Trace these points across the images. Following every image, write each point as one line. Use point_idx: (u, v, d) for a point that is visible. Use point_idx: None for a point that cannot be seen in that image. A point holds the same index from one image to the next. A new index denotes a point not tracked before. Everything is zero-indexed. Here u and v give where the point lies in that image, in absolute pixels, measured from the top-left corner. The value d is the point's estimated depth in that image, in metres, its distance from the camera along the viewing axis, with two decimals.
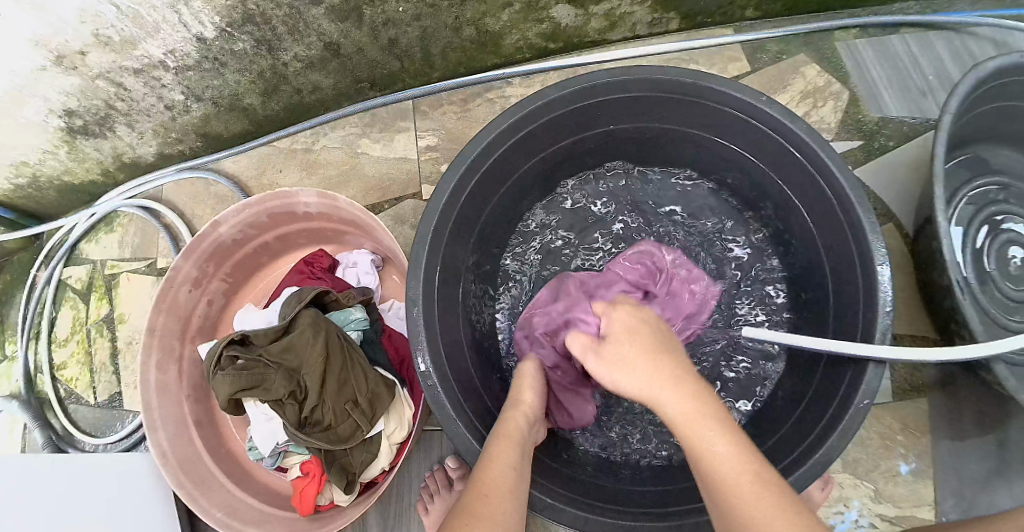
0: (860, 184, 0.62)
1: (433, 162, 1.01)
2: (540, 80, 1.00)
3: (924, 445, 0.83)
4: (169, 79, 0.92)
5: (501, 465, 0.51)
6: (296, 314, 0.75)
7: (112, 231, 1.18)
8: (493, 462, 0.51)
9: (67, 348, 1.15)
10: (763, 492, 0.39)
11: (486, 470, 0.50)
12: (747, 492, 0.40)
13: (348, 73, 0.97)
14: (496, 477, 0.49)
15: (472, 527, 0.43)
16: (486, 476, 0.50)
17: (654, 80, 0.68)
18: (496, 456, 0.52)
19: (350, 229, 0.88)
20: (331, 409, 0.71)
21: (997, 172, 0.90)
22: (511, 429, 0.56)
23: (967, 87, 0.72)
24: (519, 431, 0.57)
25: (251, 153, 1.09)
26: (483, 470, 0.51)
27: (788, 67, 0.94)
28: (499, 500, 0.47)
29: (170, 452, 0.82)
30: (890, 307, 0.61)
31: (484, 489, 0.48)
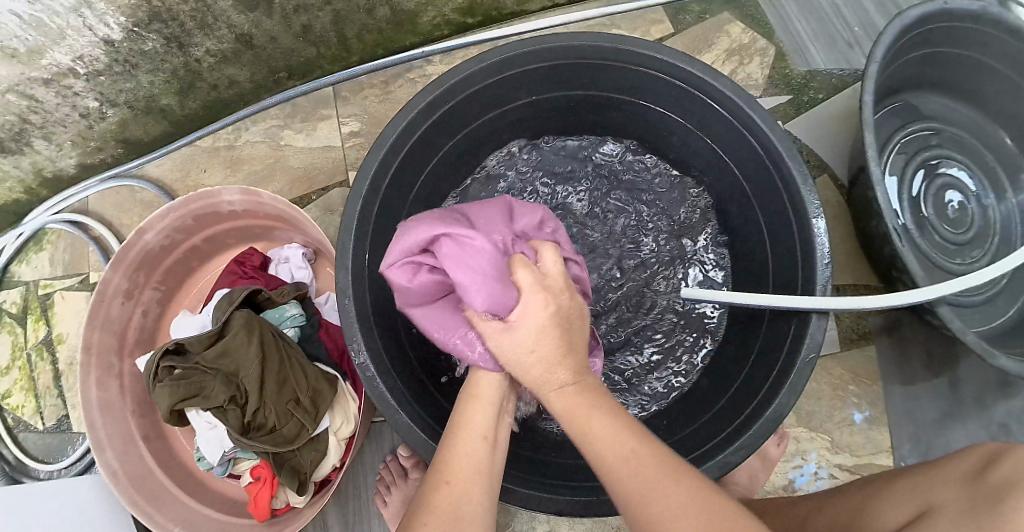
0: (789, 137, 0.63)
1: (359, 149, 0.99)
2: (461, 55, 0.98)
3: (876, 393, 0.86)
4: (82, 86, 0.87)
5: (469, 437, 0.51)
6: (228, 318, 0.73)
7: (42, 249, 1.13)
8: (462, 436, 0.51)
9: (9, 376, 1.09)
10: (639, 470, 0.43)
11: (455, 447, 0.50)
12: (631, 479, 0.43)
13: (264, 64, 0.93)
14: (461, 457, 0.49)
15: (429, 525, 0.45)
16: (454, 454, 0.50)
17: (574, 46, 0.67)
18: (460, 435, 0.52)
19: (279, 223, 0.86)
20: (273, 411, 0.70)
21: (930, 118, 0.92)
22: (479, 389, 0.57)
23: (891, 35, 0.72)
24: (490, 392, 0.56)
25: (173, 155, 1.04)
26: (451, 447, 0.51)
27: (711, 26, 0.93)
28: (466, 484, 0.48)
29: (120, 471, 0.80)
30: (827, 259, 0.62)
31: (446, 475, 0.48)
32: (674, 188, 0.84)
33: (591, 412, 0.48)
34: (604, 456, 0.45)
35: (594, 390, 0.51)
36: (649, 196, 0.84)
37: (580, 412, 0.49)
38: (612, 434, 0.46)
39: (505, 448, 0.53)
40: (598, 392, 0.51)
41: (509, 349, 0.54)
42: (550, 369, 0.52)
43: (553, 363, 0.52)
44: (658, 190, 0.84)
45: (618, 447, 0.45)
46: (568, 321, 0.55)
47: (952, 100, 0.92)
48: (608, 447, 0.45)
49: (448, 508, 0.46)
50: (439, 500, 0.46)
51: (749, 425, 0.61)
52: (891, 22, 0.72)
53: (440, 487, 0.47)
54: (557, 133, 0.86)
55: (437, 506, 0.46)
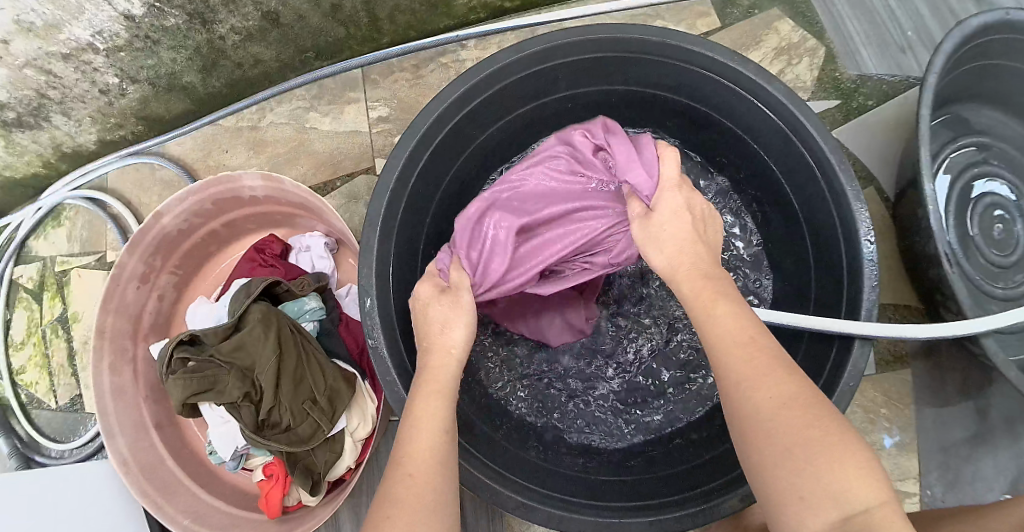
0: (841, 147, 0.58)
1: (386, 135, 0.95)
2: (497, 41, 0.93)
3: (907, 416, 0.80)
4: (101, 62, 0.85)
5: (432, 426, 0.45)
6: (244, 311, 0.70)
7: (61, 225, 1.11)
8: (423, 423, 0.45)
9: (24, 351, 1.09)
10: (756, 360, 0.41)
11: (418, 433, 0.45)
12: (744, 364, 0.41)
13: (291, 43, 0.90)
14: (423, 446, 0.44)
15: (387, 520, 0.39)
16: (417, 440, 0.45)
17: (618, 39, 0.63)
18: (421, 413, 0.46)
19: (299, 211, 0.83)
20: (288, 409, 0.67)
21: (979, 133, 0.84)
22: (439, 375, 0.50)
23: (952, 46, 0.66)
24: (449, 380, 0.50)
25: (194, 134, 1.02)
26: (414, 433, 0.45)
27: (761, 22, 0.88)
28: (426, 479, 0.42)
29: (130, 459, 0.78)
30: (876, 282, 0.57)
31: (409, 467, 0.43)
32: (710, 189, 0.79)
33: (718, 299, 0.46)
34: (720, 344, 0.43)
35: (715, 277, 0.48)
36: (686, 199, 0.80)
37: (709, 300, 0.46)
38: (733, 323, 0.44)
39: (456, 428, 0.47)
40: (718, 277, 0.48)
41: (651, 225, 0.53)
42: (685, 253, 0.50)
43: (689, 248, 0.50)
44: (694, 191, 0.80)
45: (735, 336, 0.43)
46: (702, 218, 0.54)
47: (1007, 116, 0.84)
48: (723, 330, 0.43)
49: (412, 497, 0.41)
50: (401, 491, 0.41)
51: None
52: (952, 30, 0.65)
53: (405, 478, 0.42)
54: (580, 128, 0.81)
55: (399, 501, 0.40)
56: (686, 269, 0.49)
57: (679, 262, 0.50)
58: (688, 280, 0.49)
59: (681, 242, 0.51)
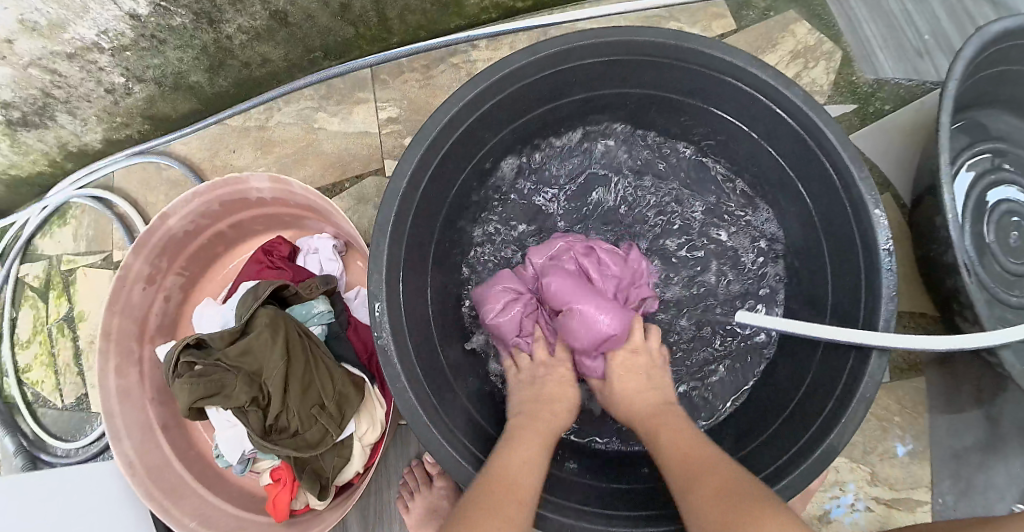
0: (859, 152, 0.57)
1: (396, 136, 0.94)
2: (508, 42, 0.92)
3: (921, 425, 0.79)
4: (107, 61, 0.84)
5: (531, 469, 0.54)
6: (252, 315, 0.70)
7: (66, 224, 1.11)
8: (525, 467, 0.53)
9: (31, 350, 1.10)
10: (698, 466, 0.50)
11: (513, 466, 0.53)
12: (678, 467, 0.51)
13: (299, 43, 0.89)
14: (523, 480, 0.52)
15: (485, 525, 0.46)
16: (521, 476, 0.52)
17: (633, 42, 0.61)
18: (516, 451, 0.55)
19: (307, 212, 0.82)
20: (296, 414, 0.66)
21: (995, 139, 0.83)
22: (546, 431, 0.59)
23: (971, 53, 0.65)
24: (551, 436, 0.59)
25: (201, 133, 1.01)
26: (509, 464, 0.53)
27: (775, 24, 0.86)
28: (521, 501, 0.49)
29: (136, 462, 0.78)
30: (893, 291, 0.56)
31: (511, 491, 0.50)
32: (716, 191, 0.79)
33: (662, 423, 0.58)
34: (668, 453, 0.54)
35: (670, 407, 0.61)
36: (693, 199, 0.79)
37: (657, 419, 0.59)
38: (674, 436, 0.56)
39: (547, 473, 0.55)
40: (671, 407, 0.61)
41: (614, 387, 0.65)
42: (628, 397, 0.63)
43: (640, 396, 0.63)
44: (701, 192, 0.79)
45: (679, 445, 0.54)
46: (650, 371, 0.65)
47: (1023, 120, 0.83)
48: (664, 427, 0.57)
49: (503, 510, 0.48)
50: (497, 504, 0.48)
51: (798, 462, 0.57)
52: (971, 38, 0.64)
53: (504, 496, 0.49)
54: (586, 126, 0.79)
55: (498, 513, 0.47)
56: (636, 400, 0.63)
57: (626, 402, 0.63)
58: (641, 405, 0.62)
59: (631, 388, 0.64)
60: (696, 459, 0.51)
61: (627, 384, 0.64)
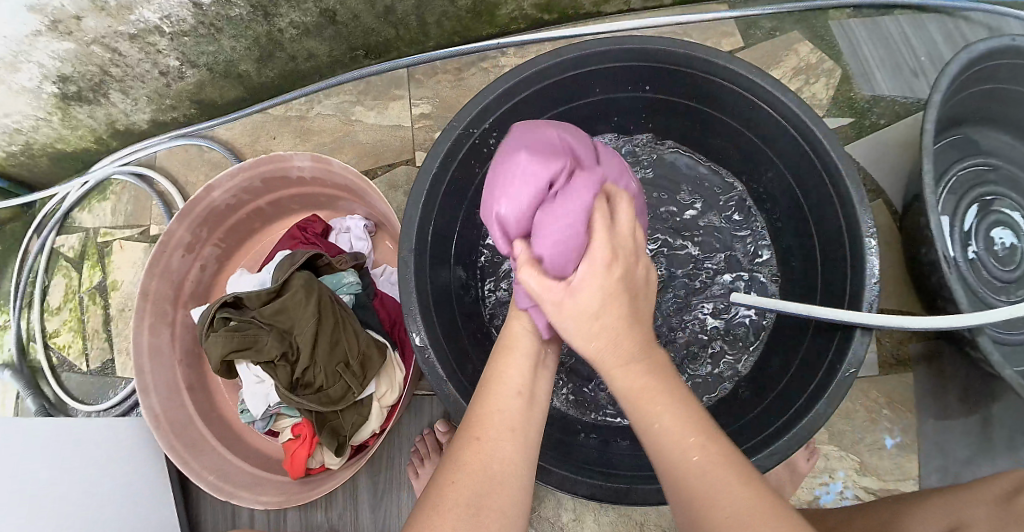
0: (851, 160, 0.63)
1: (427, 130, 1.02)
2: (535, 50, 1.00)
3: (909, 419, 0.83)
4: (165, 44, 0.92)
5: (498, 399, 0.51)
6: (288, 277, 0.75)
7: (106, 199, 1.18)
8: (495, 393, 0.51)
9: (60, 316, 1.15)
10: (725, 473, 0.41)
11: (487, 402, 0.50)
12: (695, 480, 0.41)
13: (344, 40, 0.97)
14: (491, 416, 0.49)
15: (458, 480, 0.45)
16: (486, 413, 0.50)
17: (647, 50, 0.68)
18: (491, 389, 0.52)
19: (344, 194, 0.89)
20: (322, 370, 0.71)
21: (987, 154, 0.89)
22: (513, 345, 0.56)
23: (957, 68, 0.71)
24: (525, 345, 0.56)
25: (244, 120, 1.09)
26: (483, 405, 0.50)
27: (781, 44, 0.94)
28: (495, 441, 0.47)
29: (161, 416, 0.83)
30: (876, 277, 0.62)
31: (478, 431, 0.48)
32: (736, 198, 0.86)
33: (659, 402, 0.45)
34: (669, 440, 0.43)
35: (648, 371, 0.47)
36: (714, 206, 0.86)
37: (648, 397, 0.45)
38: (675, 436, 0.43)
39: (544, 401, 0.53)
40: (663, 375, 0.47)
41: (565, 304, 0.50)
42: (590, 320, 0.49)
43: (618, 334, 0.49)
44: (721, 198, 0.86)
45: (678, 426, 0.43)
46: (636, 288, 0.52)
47: (1013, 138, 0.89)
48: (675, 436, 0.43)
49: (477, 464, 0.46)
50: (470, 456, 0.46)
51: (787, 429, 0.61)
52: (958, 55, 0.71)
53: (472, 443, 0.47)
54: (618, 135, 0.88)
55: (466, 461, 0.46)
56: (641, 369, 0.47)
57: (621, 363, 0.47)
58: (630, 380, 0.47)
59: (603, 330, 0.49)
60: (697, 455, 0.42)
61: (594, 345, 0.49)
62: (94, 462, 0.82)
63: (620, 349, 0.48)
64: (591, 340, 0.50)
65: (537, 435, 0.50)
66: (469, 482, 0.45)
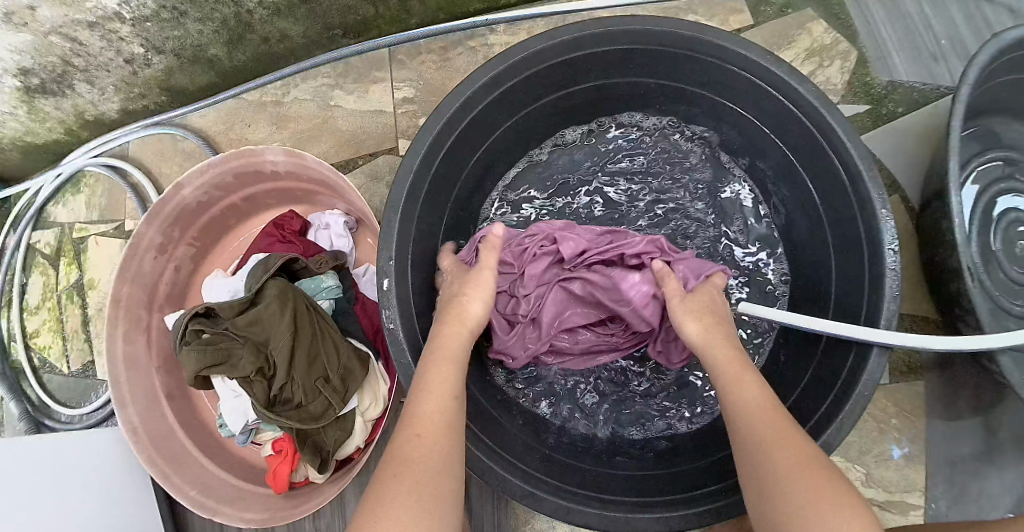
0: (873, 158, 0.57)
1: (411, 116, 0.95)
2: (527, 27, 0.92)
3: (919, 429, 0.78)
4: (127, 31, 0.85)
5: (442, 400, 0.48)
6: (261, 285, 0.70)
7: (80, 193, 1.12)
8: (437, 395, 0.48)
9: (39, 316, 1.11)
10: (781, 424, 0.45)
11: (424, 404, 0.47)
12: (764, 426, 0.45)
13: (319, 20, 0.89)
14: (434, 417, 0.46)
15: (402, 479, 0.41)
16: (430, 407, 0.47)
17: (649, 32, 0.61)
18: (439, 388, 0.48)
19: (321, 189, 0.83)
20: (301, 386, 0.67)
21: (1007, 148, 0.82)
22: (456, 351, 0.53)
23: (986, 58, 0.64)
24: (461, 354, 0.53)
25: (217, 107, 1.02)
26: (419, 406, 0.47)
27: (794, 22, 0.86)
28: (433, 443, 0.44)
29: (140, 428, 0.79)
30: (897, 293, 0.56)
31: (420, 429, 0.45)
32: (748, 187, 0.78)
33: (746, 370, 0.51)
34: (747, 411, 0.47)
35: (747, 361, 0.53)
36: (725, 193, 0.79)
37: (735, 369, 0.52)
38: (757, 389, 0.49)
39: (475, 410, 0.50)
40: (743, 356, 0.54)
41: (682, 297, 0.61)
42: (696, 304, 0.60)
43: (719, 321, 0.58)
44: (734, 186, 0.79)
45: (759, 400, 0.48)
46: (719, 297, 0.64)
47: None
48: (747, 398, 0.48)
49: (420, 466, 0.43)
50: (412, 454, 0.43)
51: None
52: (987, 44, 0.63)
53: (410, 441, 0.44)
54: (619, 115, 0.80)
55: (406, 462, 0.43)
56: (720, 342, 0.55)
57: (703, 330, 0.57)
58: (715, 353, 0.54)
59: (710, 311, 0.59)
60: (760, 402, 0.48)
61: (711, 338, 0.55)
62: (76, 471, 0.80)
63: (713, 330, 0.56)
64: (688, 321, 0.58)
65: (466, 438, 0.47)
66: (412, 478, 0.42)
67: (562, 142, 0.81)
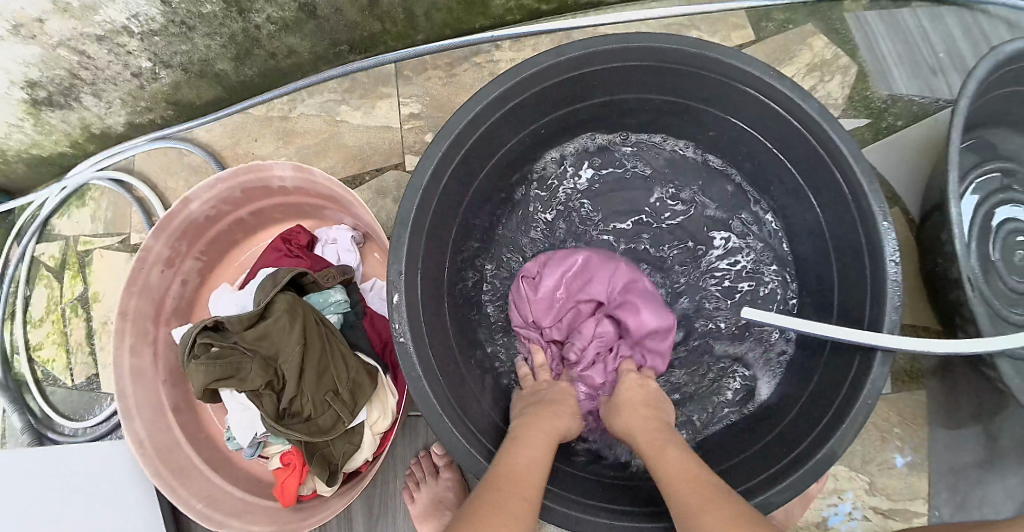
0: (874, 173, 0.58)
1: (418, 131, 0.96)
2: (531, 44, 0.94)
3: (921, 438, 0.79)
4: (135, 45, 0.86)
5: (535, 465, 0.52)
6: (271, 299, 0.71)
7: (85, 205, 1.12)
8: (530, 458, 0.53)
9: (42, 328, 1.11)
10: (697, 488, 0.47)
11: (523, 464, 0.52)
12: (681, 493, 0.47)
13: (326, 36, 0.90)
14: (528, 475, 0.50)
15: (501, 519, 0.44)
16: (523, 468, 0.51)
17: (654, 49, 0.62)
18: (532, 453, 0.54)
19: (329, 204, 0.84)
20: (310, 399, 0.67)
21: (1005, 158, 0.83)
22: (550, 427, 0.59)
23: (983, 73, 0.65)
24: (555, 429, 0.59)
25: (224, 121, 1.03)
26: (519, 465, 0.51)
27: (795, 37, 0.87)
28: (528, 498, 0.48)
29: (147, 441, 0.79)
30: (898, 302, 0.57)
31: (519, 486, 0.49)
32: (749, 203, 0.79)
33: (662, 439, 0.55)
34: (668, 477, 0.50)
35: (668, 429, 0.57)
36: (727, 209, 0.80)
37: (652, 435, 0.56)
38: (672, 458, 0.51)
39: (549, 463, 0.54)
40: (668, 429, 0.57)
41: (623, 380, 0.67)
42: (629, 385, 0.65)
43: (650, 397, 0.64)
44: (735, 201, 0.80)
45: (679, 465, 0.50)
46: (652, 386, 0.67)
47: None
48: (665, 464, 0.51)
49: (518, 511, 0.46)
50: (509, 502, 0.46)
51: (799, 465, 0.57)
52: (985, 57, 0.64)
53: (512, 491, 0.48)
54: (625, 133, 0.81)
55: (510, 507, 0.46)
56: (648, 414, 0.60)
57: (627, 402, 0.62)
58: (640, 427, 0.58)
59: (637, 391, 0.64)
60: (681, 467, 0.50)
61: (627, 403, 0.62)
62: (95, 479, 0.82)
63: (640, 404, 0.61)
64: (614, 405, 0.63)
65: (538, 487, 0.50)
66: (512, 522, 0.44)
67: (576, 154, 0.82)
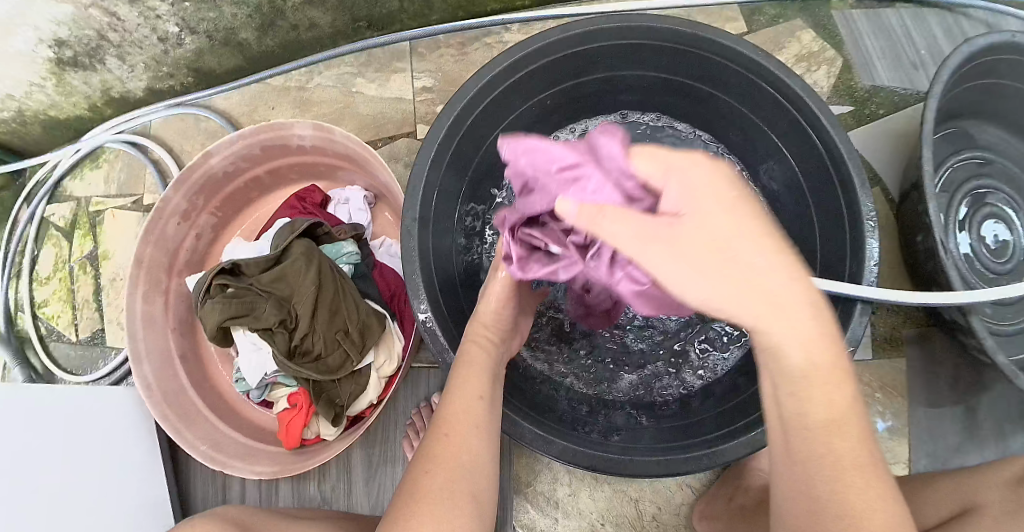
0: (855, 146, 0.63)
1: (429, 104, 1.01)
2: (539, 27, 1.00)
3: (902, 405, 0.84)
4: (165, 9, 0.90)
5: (466, 400, 0.52)
6: (287, 245, 0.74)
7: (99, 167, 1.15)
8: (464, 388, 0.53)
9: (49, 286, 1.13)
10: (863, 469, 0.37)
11: (454, 400, 0.53)
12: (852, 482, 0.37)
13: (346, 11, 0.95)
14: (460, 415, 0.52)
15: (435, 475, 0.48)
16: (455, 409, 0.52)
17: (654, 28, 0.68)
18: (465, 389, 0.53)
19: (343, 164, 0.88)
20: (321, 338, 0.71)
21: (983, 148, 0.90)
22: (476, 356, 0.56)
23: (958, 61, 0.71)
24: (484, 357, 0.57)
25: (242, 90, 1.08)
26: (454, 409, 0.52)
27: (785, 30, 0.94)
28: (463, 437, 0.51)
29: (154, 385, 0.81)
30: (875, 260, 0.62)
31: (445, 430, 0.51)
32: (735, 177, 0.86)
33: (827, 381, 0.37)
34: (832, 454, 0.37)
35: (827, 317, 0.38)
36: None
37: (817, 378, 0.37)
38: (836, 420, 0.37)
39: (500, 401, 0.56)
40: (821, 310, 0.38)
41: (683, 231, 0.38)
42: (723, 247, 0.37)
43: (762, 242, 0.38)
44: None
45: (839, 408, 0.37)
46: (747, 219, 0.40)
47: (1008, 133, 0.90)
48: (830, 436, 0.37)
49: (451, 457, 0.50)
50: (444, 451, 0.50)
51: None
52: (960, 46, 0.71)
53: (444, 439, 0.51)
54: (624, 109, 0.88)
55: (444, 461, 0.49)
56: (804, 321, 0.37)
57: (757, 285, 0.36)
58: (799, 335, 0.36)
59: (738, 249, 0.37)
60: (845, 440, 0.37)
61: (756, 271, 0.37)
62: (104, 426, 0.83)
63: (773, 272, 0.37)
64: (711, 285, 0.37)
65: (489, 426, 0.53)
66: (449, 475, 0.48)
67: (579, 129, 0.89)
